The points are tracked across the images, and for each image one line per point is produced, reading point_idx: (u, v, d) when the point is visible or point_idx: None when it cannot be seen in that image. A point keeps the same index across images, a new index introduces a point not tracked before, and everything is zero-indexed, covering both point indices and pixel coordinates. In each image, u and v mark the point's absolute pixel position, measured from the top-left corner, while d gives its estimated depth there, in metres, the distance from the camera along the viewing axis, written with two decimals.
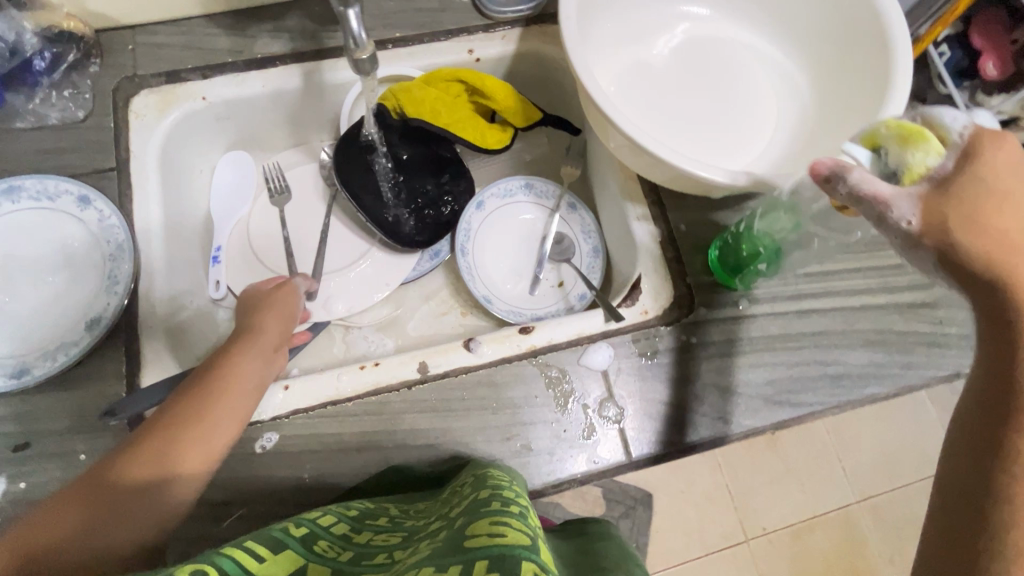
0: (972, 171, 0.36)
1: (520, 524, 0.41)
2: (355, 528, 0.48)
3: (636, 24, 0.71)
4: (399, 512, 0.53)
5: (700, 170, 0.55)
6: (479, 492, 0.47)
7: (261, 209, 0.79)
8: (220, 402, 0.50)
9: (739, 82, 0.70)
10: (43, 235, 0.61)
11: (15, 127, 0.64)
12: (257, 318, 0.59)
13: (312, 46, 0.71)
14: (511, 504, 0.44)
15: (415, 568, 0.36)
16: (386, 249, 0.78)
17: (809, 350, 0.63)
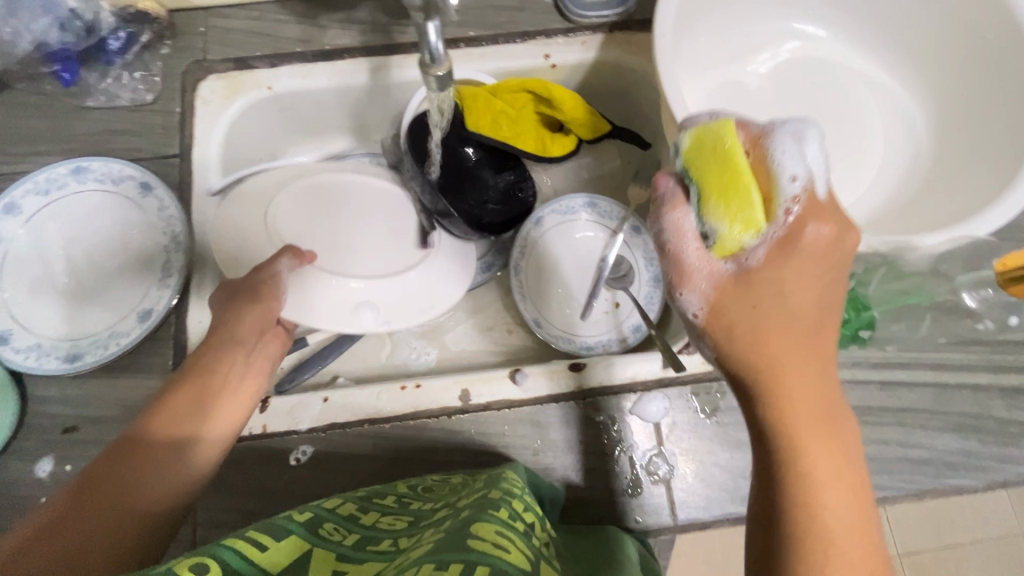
0: (743, 285, 0.38)
1: (523, 545, 0.38)
2: (363, 507, 0.47)
3: (735, 39, 0.63)
4: (406, 491, 0.51)
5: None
6: (491, 491, 0.44)
7: (308, 190, 0.66)
8: (232, 389, 0.53)
9: (846, 116, 0.62)
10: (106, 216, 0.62)
11: (88, 105, 0.64)
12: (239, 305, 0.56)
13: (382, 40, 0.68)
14: (519, 518, 0.41)
15: (415, 564, 0.34)
16: (445, 260, 0.68)
17: (890, 427, 0.57)
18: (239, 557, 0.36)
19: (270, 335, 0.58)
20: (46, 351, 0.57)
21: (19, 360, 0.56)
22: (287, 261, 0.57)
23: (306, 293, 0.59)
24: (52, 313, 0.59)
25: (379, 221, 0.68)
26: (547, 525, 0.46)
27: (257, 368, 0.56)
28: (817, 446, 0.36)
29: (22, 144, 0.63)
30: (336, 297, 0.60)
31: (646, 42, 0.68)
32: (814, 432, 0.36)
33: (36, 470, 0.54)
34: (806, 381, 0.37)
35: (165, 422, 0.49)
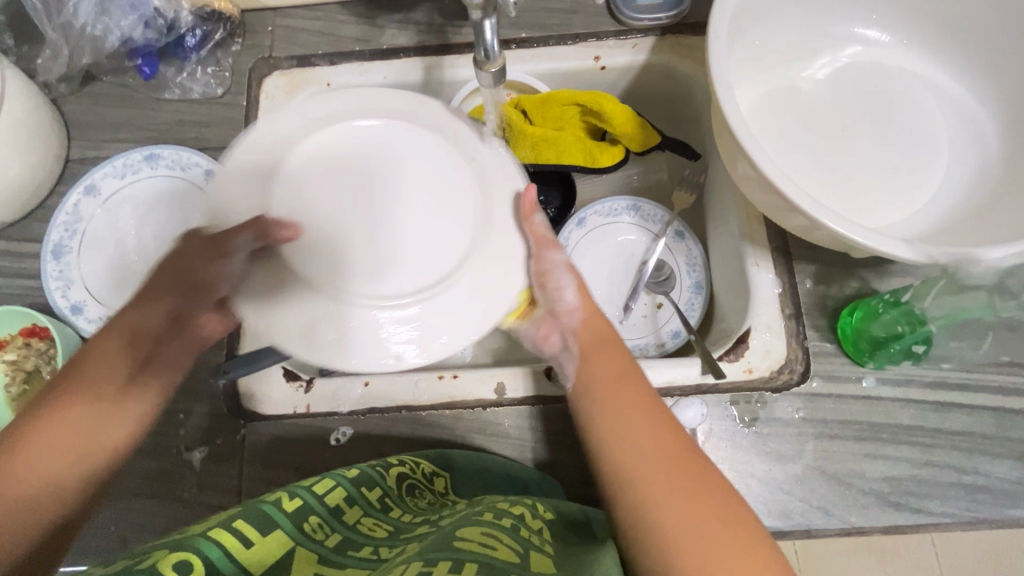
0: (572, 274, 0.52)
1: (510, 539, 0.39)
2: (352, 497, 0.46)
3: (791, 42, 0.62)
4: (392, 489, 0.50)
5: (839, 226, 0.47)
6: (474, 506, 0.46)
7: (340, 150, 0.49)
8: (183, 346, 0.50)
9: (907, 126, 0.60)
10: (173, 200, 0.66)
11: (164, 97, 0.69)
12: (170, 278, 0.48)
13: (437, 41, 0.70)
14: (504, 517, 0.43)
15: (403, 563, 0.35)
16: (499, 244, 0.48)
17: (945, 451, 0.54)
18: (224, 554, 0.34)
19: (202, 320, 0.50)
20: None
21: (92, 330, 0.60)
22: (248, 235, 0.44)
23: (271, 296, 0.45)
24: (122, 287, 0.63)
25: (420, 205, 0.49)
26: (535, 514, 0.46)
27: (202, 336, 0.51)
28: (622, 400, 0.45)
29: (105, 132, 0.68)
30: (311, 318, 0.45)
31: (698, 45, 0.68)
32: (620, 391, 0.46)
33: None
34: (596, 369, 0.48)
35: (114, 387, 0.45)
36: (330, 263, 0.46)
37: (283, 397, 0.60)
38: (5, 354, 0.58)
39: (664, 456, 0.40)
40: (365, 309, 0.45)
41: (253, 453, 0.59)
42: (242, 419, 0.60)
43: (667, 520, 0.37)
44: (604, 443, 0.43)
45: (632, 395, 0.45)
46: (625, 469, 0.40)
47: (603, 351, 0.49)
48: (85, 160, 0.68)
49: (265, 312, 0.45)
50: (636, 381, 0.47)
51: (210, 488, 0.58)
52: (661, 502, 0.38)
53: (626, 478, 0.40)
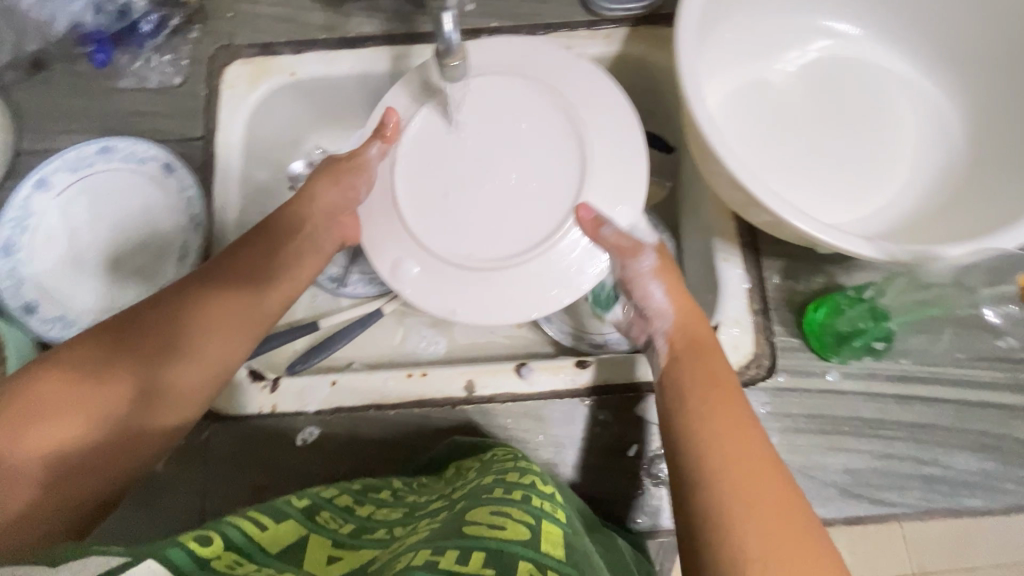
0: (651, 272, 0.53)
1: (521, 512, 0.39)
2: (357, 500, 0.48)
3: (762, 36, 0.61)
4: (401, 487, 0.52)
5: (805, 226, 0.47)
6: (486, 476, 0.46)
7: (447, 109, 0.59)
8: (239, 321, 0.52)
9: (876, 120, 0.60)
10: (131, 194, 0.64)
11: (119, 86, 0.66)
12: (252, 253, 0.55)
13: (405, 29, 0.68)
14: (514, 489, 0.42)
15: (412, 550, 0.35)
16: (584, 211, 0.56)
17: (906, 442, 0.55)
18: (242, 535, 0.36)
19: (341, 223, 0.58)
20: (71, 324, 0.59)
21: (46, 331, 0.58)
22: (376, 147, 0.58)
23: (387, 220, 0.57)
24: (79, 285, 0.61)
25: (507, 186, 0.57)
26: (547, 480, 0.46)
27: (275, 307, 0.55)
28: (725, 415, 0.44)
29: (57, 122, 0.66)
30: (406, 252, 0.56)
31: (670, 37, 0.67)
32: (717, 404, 0.45)
33: None
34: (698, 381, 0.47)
35: (154, 363, 0.48)
36: (448, 211, 0.57)
37: (248, 396, 0.59)
38: None
39: (772, 489, 0.39)
40: (461, 262, 0.55)
41: (218, 454, 0.58)
42: (204, 419, 0.58)
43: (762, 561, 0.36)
44: (698, 454, 0.42)
45: (735, 411, 0.44)
46: (729, 496, 0.39)
47: (697, 354, 0.49)
48: (37, 151, 0.65)
49: (384, 239, 0.57)
50: (734, 395, 0.46)
51: (177, 489, 0.57)
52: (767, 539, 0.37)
53: (727, 506, 0.39)
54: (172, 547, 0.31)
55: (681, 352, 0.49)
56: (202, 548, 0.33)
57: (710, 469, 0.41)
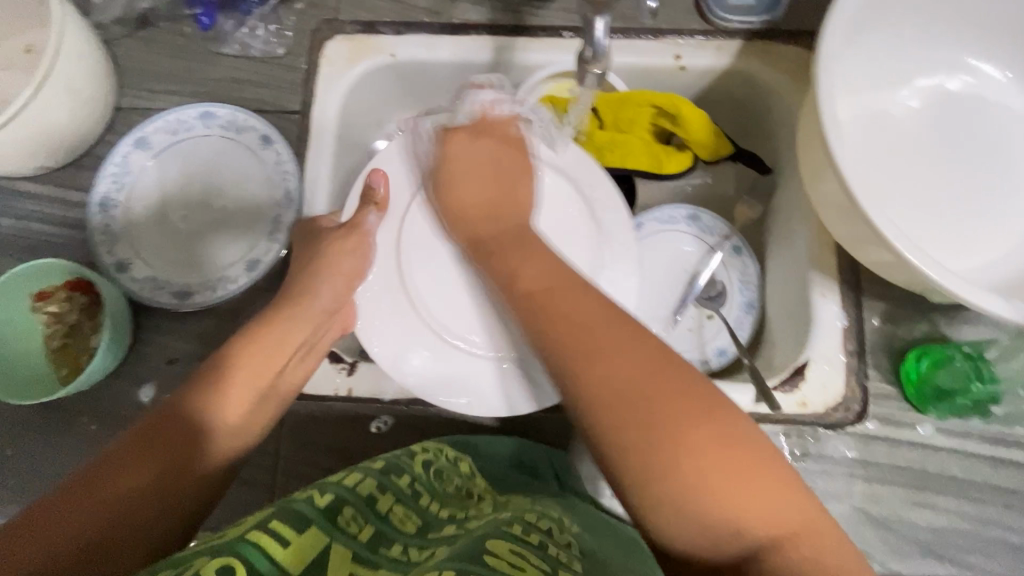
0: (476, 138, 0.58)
1: (538, 559, 0.38)
2: (381, 490, 0.44)
3: (893, 63, 0.58)
4: (422, 476, 0.49)
5: (928, 268, 0.45)
6: (501, 514, 0.45)
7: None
8: (280, 323, 0.52)
9: (1001, 166, 0.57)
10: (223, 162, 0.64)
11: (221, 51, 0.66)
12: (304, 288, 0.54)
13: (511, 20, 0.66)
14: (532, 532, 0.41)
15: (431, 570, 0.34)
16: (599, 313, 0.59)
17: (996, 508, 0.53)
18: (266, 559, 0.33)
19: (340, 314, 0.56)
20: (160, 285, 0.60)
21: (137, 289, 0.59)
22: (372, 216, 0.59)
23: (380, 288, 0.59)
24: (165, 248, 0.61)
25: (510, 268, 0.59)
26: (565, 527, 0.44)
27: (325, 336, 0.55)
28: (597, 331, 0.40)
29: (157, 81, 0.66)
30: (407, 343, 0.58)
31: (786, 55, 0.64)
32: (600, 355, 0.38)
33: (139, 395, 0.58)
34: (577, 312, 0.41)
35: (183, 401, 0.44)
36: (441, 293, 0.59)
37: (325, 378, 0.59)
38: (48, 306, 0.57)
39: (674, 405, 0.36)
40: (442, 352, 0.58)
41: (290, 431, 0.58)
42: None
43: (709, 489, 0.34)
44: (585, 399, 0.37)
45: (607, 328, 0.40)
46: (622, 430, 0.35)
47: (540, 271, 0.46)
48: (136, 110, 0.65)
49: (382, 324, 0.58)
50: (599, 300, 0.42)
51: (248, 460, 0.58)
52: (683, 457, 0.34)
53: (626, 442, 0.35)
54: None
55: (527, 278, 0.45)
56: None
57: (591, 406, 0.37)
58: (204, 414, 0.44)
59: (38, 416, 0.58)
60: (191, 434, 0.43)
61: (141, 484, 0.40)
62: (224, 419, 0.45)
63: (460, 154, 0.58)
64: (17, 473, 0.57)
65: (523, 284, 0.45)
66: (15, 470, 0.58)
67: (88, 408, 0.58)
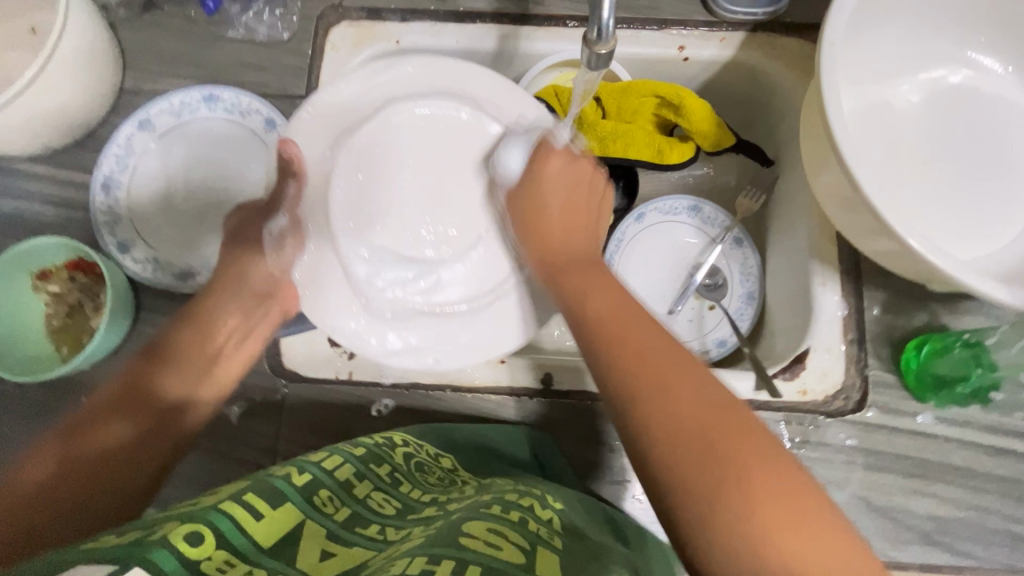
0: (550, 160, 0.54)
1: (516, 535, 0.38)
2: (359, 475, 0.44)
3: (898, 55, 0.58)
4: (401, 464, 0.49)
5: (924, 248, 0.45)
6: (483, 495, 0.45)
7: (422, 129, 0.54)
8: (227, 305, 0.53)
9: (1004, 157, 0.57)
10: (227, 145, 0.64)
11: (226, 35, 0.66)
12: (230, 268, 0.54)
13: (517, 9, 0.66)
14: (512, 511, 0.42)
15: (407, 556, 0.33)
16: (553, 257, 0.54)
17: (995, 497, 0.53)
18: (235, 525, 0.33)
19: (280, 298, 0.55)
20: (161, 266, 0.60)
21: (138, 270, 0.59)
22: (293, 188, 0.52)
23: (317, 260, 0.52)
24: (169, 230, 0.62)
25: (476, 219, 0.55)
26: (546, 505, 0.45)
27: (261, 324, 0.55)
28: (668, 354, 0.37)
29: (161, 65, 0.66)
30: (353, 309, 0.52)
31: (789, 47, 0.64)
32: (659, 376, 0.36)
33: None
34: (636, 335, 0.40)
35: (155, 364, 0.48)
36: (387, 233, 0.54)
37: (326, 360, 0.59)
38: (50, 285, 0.57)
39: (738, 452, 0.33)
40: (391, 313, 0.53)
41: (291, 413, 0.58)
42: (283, 377, 0.59)
43: (762, 540, 0.31)
44: (635, 423, 0.35)
45: (688, 364, 0.37)
46: (678, 458, 0.33)
47: (609, 304, 0.42)
48: (140, 93, 0.65)
49: (321, 292, 0.52)
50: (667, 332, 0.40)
51: (248, 441, 0.58)
52: (746, 509, 0.31)
53: (682, 474, 0.32)
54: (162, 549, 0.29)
55: (594, 306, 0.43)
56: (193, 550, 0.29)
57: (636, 419, 0.35)
58: (183, 391, 0.48)
59: (36, 396, 0.58)
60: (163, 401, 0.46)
61: (115, 440, 0.42)
62: (202, 393, 0.49)
63: (553, 176, 0.53)
64: (13, 453, 0.57)
65: (592, 307, 0.43)
66: (12, 450, 0.57)
67: (87, 388, 0.58)
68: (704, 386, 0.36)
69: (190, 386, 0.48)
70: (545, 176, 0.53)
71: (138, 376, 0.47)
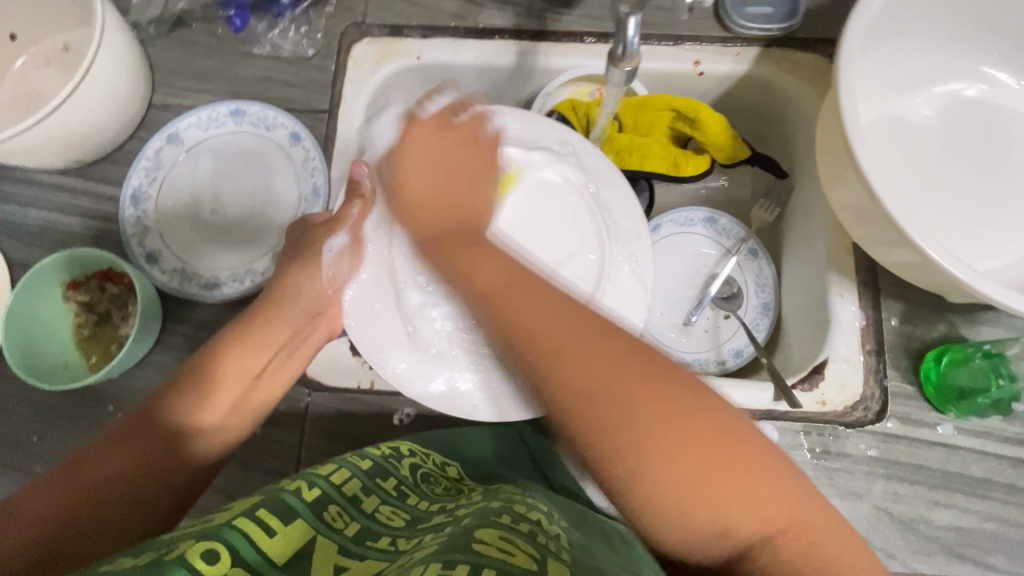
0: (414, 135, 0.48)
1: (530, 544, 0.38)
2: (367, 488, 0.45)
3: (913, 69, 0.59)
4: (408, 476, 0.49)
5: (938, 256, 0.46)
6: (491, 501, 0.45)
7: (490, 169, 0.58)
8: (261, 325, 0.53)
9: (1019, 170, 0.58)
10: (253, 158, 0.65)
11: (253, 52, 0.68)
12: (286, 283, 0.55)
13: (535, 26, 0.68)
14: (521, 519, 0.42)
15: (418, 564, 0.34)
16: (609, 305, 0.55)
17: (1018, 508, 0.53)
18: (249, 543, 0.34)
19: (327, 316, 0.56)
20: (189, 277, 0.61)
21: (166, 281, 0.60)
22: (357, 208, 0.55)
23: (373, 285, 0.55)
24: (196, 242, 0.63)
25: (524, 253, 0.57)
26: (554, 516, 0.45)
27: (312, 339, 0.55)
28: (563, 322, 0.35)
29: (189, 80, 0.67)
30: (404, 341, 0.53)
31: (804, 61, 0.65)
32: (568, 354, 0.34)
33: None
34: (535, 310, 0.36)
35: (169, 391, 0.48)
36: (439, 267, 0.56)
37: (349, 369, 0.60)
38: (78, 295, 0.59)
39: (645, 409, 0.32)
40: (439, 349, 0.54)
41: (313, 421, 0.59)
42: (306, 386, 0.60)
43: (693, 500, 0.31)
44: (563, 401, 0.33)
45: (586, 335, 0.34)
46: (605, 433, 0.32)
47: (494, 273, 0.38)
48: (168, 107, 0.67)
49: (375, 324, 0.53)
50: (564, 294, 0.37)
51: (271, 450, 0.59)
52: (658, 462, 0.31)
53: (608, 448, 0.32)
54: (180, 570, 0.30)
55: (482, 279, 0.38)
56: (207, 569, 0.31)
57: (561, 403, 0.33)
58: (203, 416, 0.48)
59: (64, 404, 0.59)
60: (181, 429, 0.46)
61: (123, 473, 0.43)
62: (222, 417, 0.49)
63: (414, 152, 0.47)
64: (43, 460, 0.58)
65: (476, 281, 0.38)
66: (41, 457, 0.58)
67: (113, 396, 0.59)
68: (614, 348, 0.34)
69: (225, 406, 0.49)
70: (432, 132, 0.48)
71: (156, 402, 0.47)
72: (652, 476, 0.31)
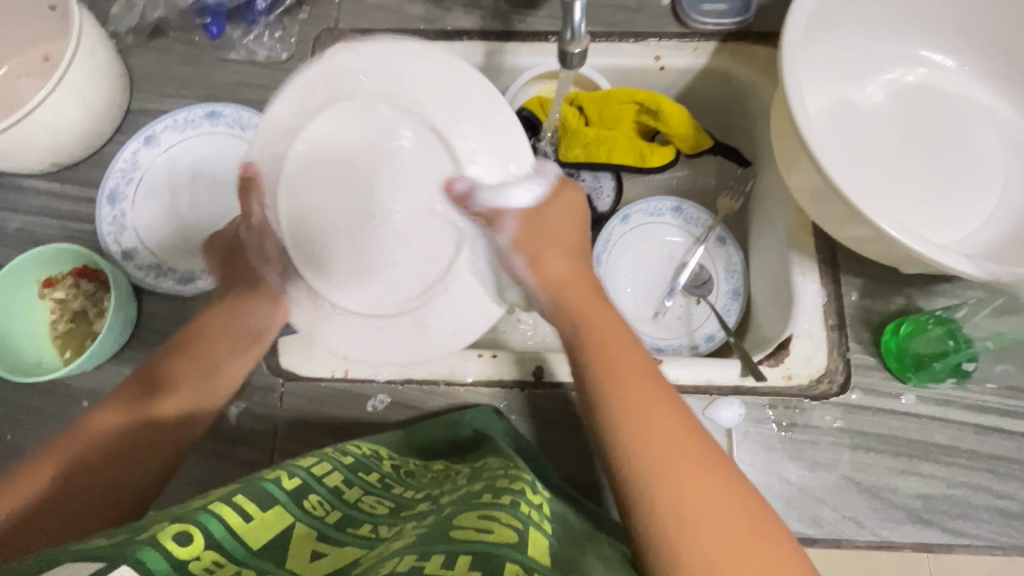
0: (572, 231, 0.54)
1: (510, 517, 0.38)
2: (350, 481, 0.45)
3: (860, 58, 0.62)
4: (390, 472, 0.50)
5: (892, 229, 0.47)
6: (475, 483, 0.44)
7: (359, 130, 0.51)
8: (221, 329, 0.53)
9: (965, 149, 0.60)
10: (230, 157, 0.67)
11: (228, 58, 0.70)
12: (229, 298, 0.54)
13: (501, 27, 0.71)
14: (503, 495, 0.41)
15: (396, 556, 0.33)
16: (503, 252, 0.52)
17: (981, 473, 0.54)
18: (225, 529, 0.34)
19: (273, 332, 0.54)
20: (164, 272, 0.62)
21: (141, 276, 0.62)
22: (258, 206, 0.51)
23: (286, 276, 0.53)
24: (173, 239, 0.64)
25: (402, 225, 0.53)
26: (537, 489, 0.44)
27: (256, 341, 0.54)
28: (643, 378, 0.45)
29: (167, 86, 0.70)
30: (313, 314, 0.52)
31: (758, 54, 0.68)
32: (648, 401, 0.43)
33: None
34: (631, 367, 0.45)
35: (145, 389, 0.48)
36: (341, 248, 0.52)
37: (322, 360, 0.61)
38: (55, 292, 0.60)
39: (691, 459, 0.40)
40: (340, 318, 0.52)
41: (289, 412, 0.60)
42: (280, 377, 0.61)
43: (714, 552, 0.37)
44: (624, 448, 0.41)
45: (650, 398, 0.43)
46: (650, 465, 0.40)
47: (601, 329, 0.48)
48: (146, 112, 0.69)
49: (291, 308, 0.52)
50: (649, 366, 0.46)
51: (247, 441, 0.59)
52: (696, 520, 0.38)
53: (646, 467, 0.40)
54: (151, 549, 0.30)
55: (585, 337, 0.48)
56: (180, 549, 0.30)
57: (622, 436, 0.42)
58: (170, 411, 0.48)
59: (38, 402, 0.59)
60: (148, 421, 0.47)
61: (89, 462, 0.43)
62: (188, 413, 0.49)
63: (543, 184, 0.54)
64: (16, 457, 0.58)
65: (585, 332, 0.48)
66: (14, 454, 0.58)
67: (88, 392, 0.59)
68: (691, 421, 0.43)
69: (177, 406, 0.48)
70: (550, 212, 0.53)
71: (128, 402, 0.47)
72: (682, 511, 0.38)
